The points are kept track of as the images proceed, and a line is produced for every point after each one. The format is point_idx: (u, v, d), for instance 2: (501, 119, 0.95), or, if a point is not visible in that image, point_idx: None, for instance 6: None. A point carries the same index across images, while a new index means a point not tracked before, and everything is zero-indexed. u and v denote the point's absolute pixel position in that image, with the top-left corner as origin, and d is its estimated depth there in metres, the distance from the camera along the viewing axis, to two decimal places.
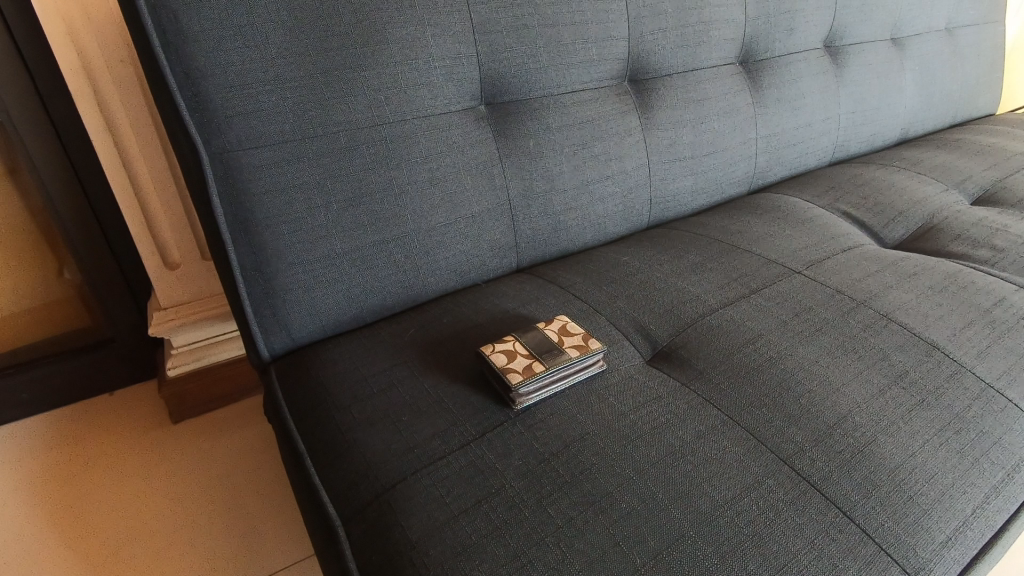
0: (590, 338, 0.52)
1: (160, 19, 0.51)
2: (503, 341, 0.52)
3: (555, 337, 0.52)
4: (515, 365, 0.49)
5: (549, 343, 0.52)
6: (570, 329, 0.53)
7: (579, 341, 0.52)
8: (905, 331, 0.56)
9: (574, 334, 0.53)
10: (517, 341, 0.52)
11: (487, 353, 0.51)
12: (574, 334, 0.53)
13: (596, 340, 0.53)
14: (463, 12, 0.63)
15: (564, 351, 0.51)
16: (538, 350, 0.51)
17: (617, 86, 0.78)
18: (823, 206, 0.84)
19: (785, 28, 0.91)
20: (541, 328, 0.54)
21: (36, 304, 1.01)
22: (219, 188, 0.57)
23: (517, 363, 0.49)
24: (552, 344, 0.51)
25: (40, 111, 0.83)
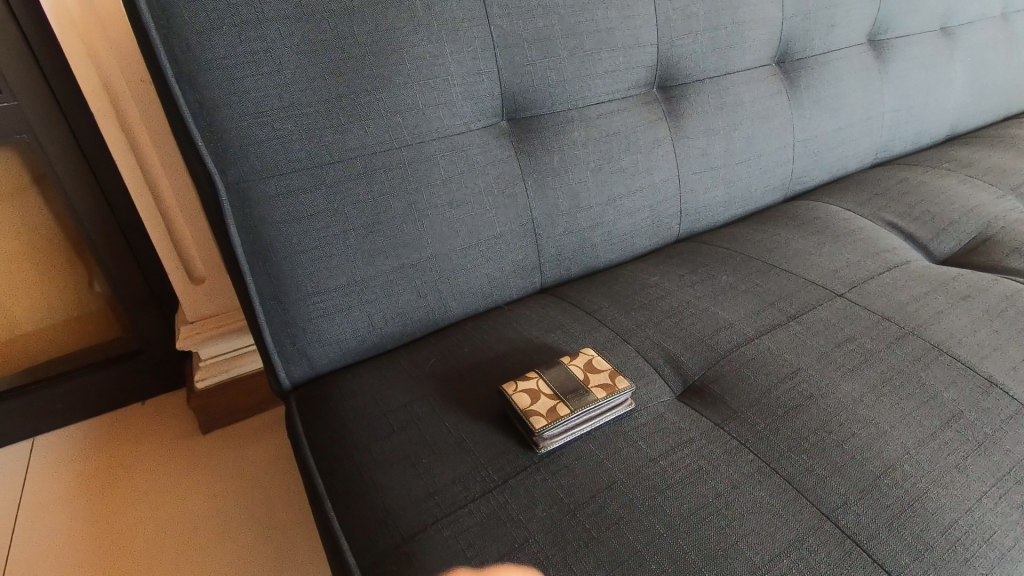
0: (617, 376, 0.50)
1: (172, 49, 0.49)
2: (526, 378, 0.50)
3: (580, 375, 0.50)
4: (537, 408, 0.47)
5: (573, 381, 0.49)
6: (596, 365, 0.51)
7: (606, 379, 0.49)
8: (958, 365, 0.52)
9: (601, 371, 0.50)
10: (541, 379, 0.50)
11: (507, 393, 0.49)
12: (600, 370, 0.50)
13: (623, 375, 0.51)
14: (482, 27, 0.60)
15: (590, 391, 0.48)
16: (563, 391, 0.48)
17: (644, 94, 0.74)
18: (866, 216, 0.79)
19: (825, 24, 0.85)
20: (566, 363, 0.51)
21: (70, 317, 1.04)
22: (236, 219, 0.56)
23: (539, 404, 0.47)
24: (576, 383, 0.49)
25: (65, 130, 0.84)
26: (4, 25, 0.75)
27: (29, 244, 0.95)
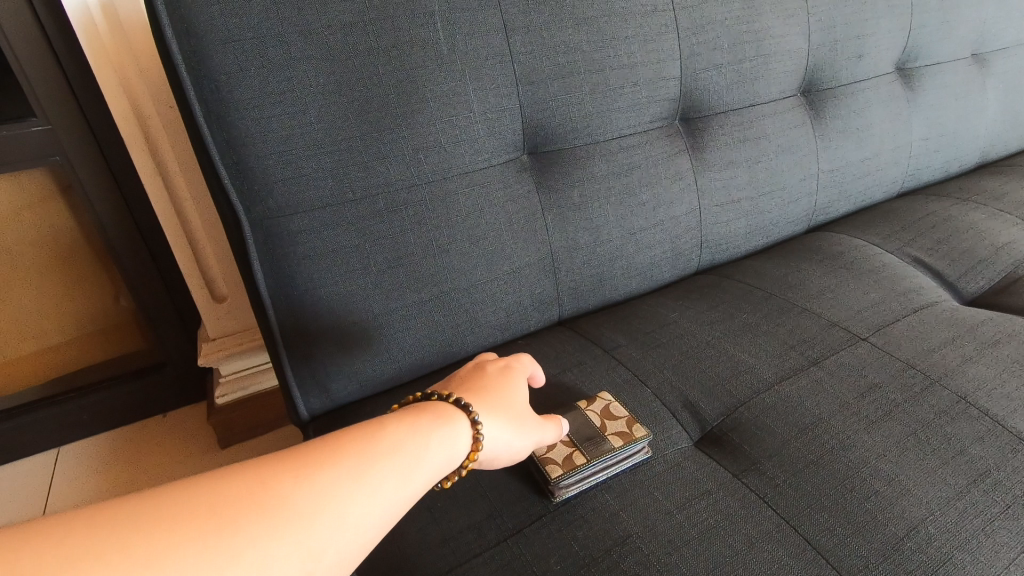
0: (635, 423, 0.50)
1: (202, 90, 0.50)
2: None
3: (595, 421, 0.51)
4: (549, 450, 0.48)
5: (588, 428, 0.51)
6: (613, 411, 0.52)
7: (622, 426, 0.50)
8: (986, 419, 0.51)
9: (617, 417, 0.51)
10: None
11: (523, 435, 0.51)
12: (616, 416, 0.51)
13: (639, 422, 0.51)
14: (506, 64, 0.61)
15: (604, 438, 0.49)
16: (579, 438, 0.49)
17: (667, 127, 0.74)
18: (891, 251, 0.78)
19: (853, 54, 0.84)
20: (583, 410, 0.53)
21: (96, 330, 1.06)
22: (260, 254, 0.56)
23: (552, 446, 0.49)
24: (591, 429, 0.50)
25: (96, 152, 0.86)
26: (39, 51, 0.77)
27: (59, 260, 0.98)
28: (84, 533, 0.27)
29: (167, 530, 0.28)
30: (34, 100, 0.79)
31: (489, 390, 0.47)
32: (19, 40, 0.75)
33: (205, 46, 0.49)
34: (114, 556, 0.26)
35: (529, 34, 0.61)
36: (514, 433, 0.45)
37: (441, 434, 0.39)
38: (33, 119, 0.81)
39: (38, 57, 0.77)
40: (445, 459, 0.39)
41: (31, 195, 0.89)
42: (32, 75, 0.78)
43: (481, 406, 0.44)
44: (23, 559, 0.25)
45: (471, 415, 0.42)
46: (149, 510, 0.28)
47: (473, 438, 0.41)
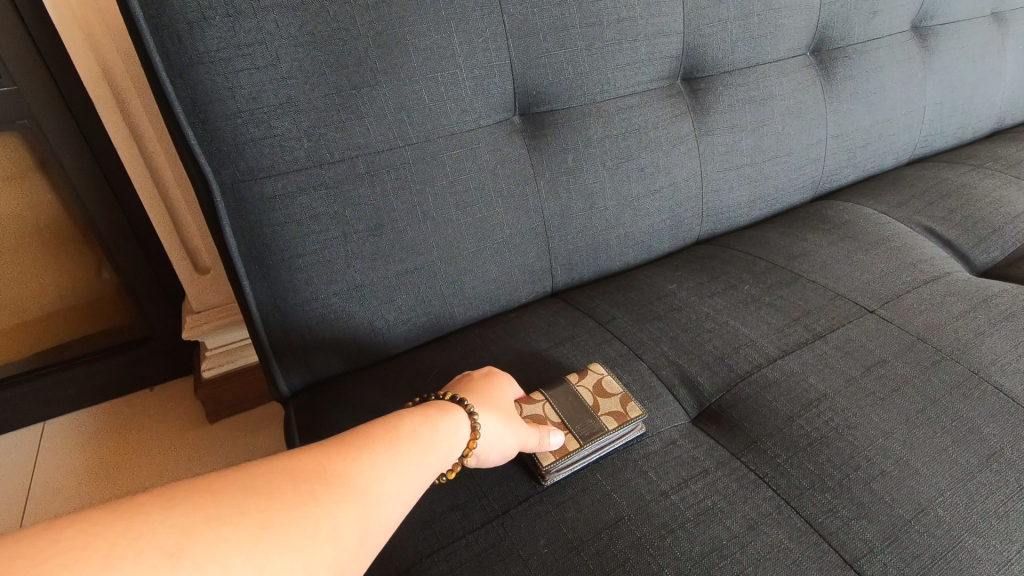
0: (628, 402, 0.48)
1: (161, 40, 0.46)
2: (532, 402, 0.49)
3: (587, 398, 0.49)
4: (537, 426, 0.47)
5: (579, 406, 0.48)
6: (608, 386, 0.49)
7: (615, 404, 0.48)
8: (999, 395, 0.48)
9: (612, 393, 0.49)
10: (547, 404, 0.49)
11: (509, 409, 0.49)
12: (611, 393, 0.49)
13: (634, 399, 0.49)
14: (495, 16, 0.56)
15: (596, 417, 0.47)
16: (569, 419, 0.47)
17: (668, 87, 0.70)
18: (901, 220, 0.74)
19: (867, 10, 0.79)
20: (574, 384, 0.50)
21: (78, 302, 1.03)
22: (232, 221, 0.53)
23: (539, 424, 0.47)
24: (583, 407, 0.48)
25: (67, 116, 0.81)
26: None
27: (35, 230, 0.94)
28: (187, 511, 0.27)
29: (259, 507, 0.28)
30: None
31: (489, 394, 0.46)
32: None
33: None
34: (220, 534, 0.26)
35: None
36: (505, 418, 0.44)
37: (459, 419, 0.42)
38: None
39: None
40: (457, 441, 0.41)
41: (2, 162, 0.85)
42: None
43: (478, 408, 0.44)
44: (142, 538, 0.25)
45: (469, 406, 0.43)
46: (232, 492, 0.28)
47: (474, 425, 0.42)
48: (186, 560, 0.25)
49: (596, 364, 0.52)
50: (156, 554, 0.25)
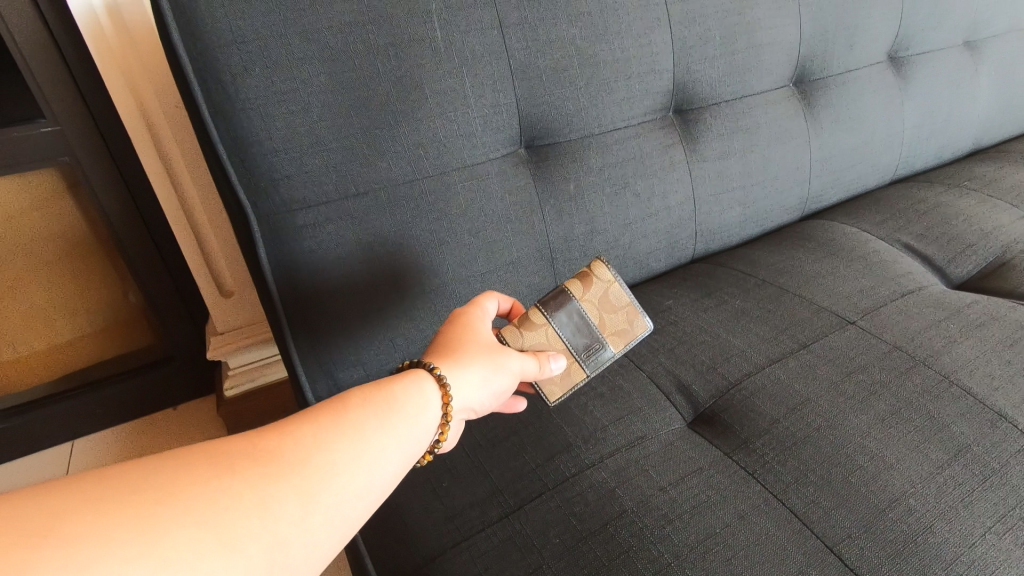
0: (630, 321, 0.56)
1: (209, 92, 0.52)
2: (540, 321, 0.53)
3: (598, 317, 0.55)
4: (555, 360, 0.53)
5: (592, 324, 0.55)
6: (615, 295, 0.56)
7: (626, 323, 0.56)
8: (968, 397, 0.53)
9: (620, 308, 0.56)
10: (556, 325, 0.54)
11: (513, 334, 0.53)
12: (618, 307, 0.56)
13: (637, 309, 0.57)
14: (503, 61, 0.62)
15: (612, 339, 0.56)
16: (577, 343, 0.54)
17: (661, 119, 0.76)
18: (883, 237, 0.80)
19: (845, 44, 0.85)
20: (582, 299, 0.55)
21: (107, 325, 1.09)
22: (267, 250, 0.58)
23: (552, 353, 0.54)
24: (596, 328, 0.55)
25: (104, 152, 0.87)
26: (46, 53, 0.77)
27: (70, 258, 1.00)
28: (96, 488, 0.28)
29: (169, 486, 0.30)
30: (44, 104, 0.81)
31: (461, 353, 0.46)
32: (27, 43, 0.76)
33: (211, 49, 0.51)
34: (153, 491, 0.29)
35: (525, 30, 0.63)
36: (482, 375, 0.46)
37: (423, 392, 0.42)
38: (41, 120, 0.82)
39: (45, 59, 0.78)
40: (425, 409, 0.42)
41: (41, 196, 0.91)
42: (40, 77, 0.79)
43: (449, 367, 0.45)
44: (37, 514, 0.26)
45: (436, 369, 0.44)
46: (160, 468, 0.31)
47: (445, 392, 0.43)
48: (69, 537, 0.26)
49: (602, 273, 0.56)
50: (39, 529, 0.26)
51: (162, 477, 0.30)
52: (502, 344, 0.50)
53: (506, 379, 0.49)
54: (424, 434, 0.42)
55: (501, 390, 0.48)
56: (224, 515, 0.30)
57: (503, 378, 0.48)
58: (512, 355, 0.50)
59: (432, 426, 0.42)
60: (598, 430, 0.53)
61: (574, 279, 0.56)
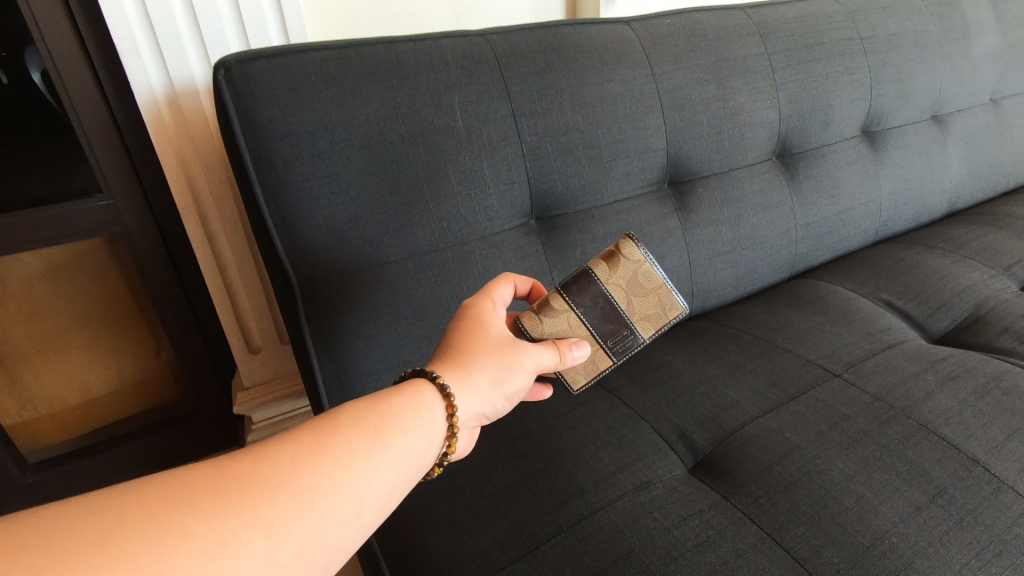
0: (660, 305, 0.59)
1: (264, 177, 0.60)
2: (563, 310, 0.57)
3: (624, 299, 0.59)
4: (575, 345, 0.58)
5: (620, 307, 0.59)
6: (643, 276, 0.58)
7: (656, 304, 0.59)
8: (944, 444, 0.58)
9: (649, 289, 0.59)
10: (579, 312, 0.58)
11: (532, 321, 0.58)
12: (648, 289, 0.59)
13: (667, 288, 0.59)
14: (516, 146, 0.71)
15: (641, 320, 0.59)
16: (602, 327, 0.58)
17: (657, 191, 0.84)
18: (865, 295, 0.86)
19: (820, 122, 0.95)
20: (608, 284, 0.58)
21: (136, 381, 1.15)
22: (306, 313, 0.65)
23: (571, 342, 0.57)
24: (623, 312, 0.59)
25: (151, 222, 0.95)
26: (109, 137, 0.87)
27: (109, 317, 1.07)
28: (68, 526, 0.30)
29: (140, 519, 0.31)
30: (102, 180, 0.89)
31: (468, 363, 0.49)
32: (93, 128, 0.85)
33: (269, 142, 0.59)
34: (124, 528, 0.30)
35: (534, 119, 0.72)
36: (491, 382, 0.49)
37: (416, 412, 0.44)
38: (98, 195, 0.90)
39: (107, 142, 0.87)
40: (413, 431, 0.43)
41: (89, 262, 0.99)
42: (102, 158, 0.87)
43: (455, 380, 0.47)
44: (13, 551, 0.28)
45: (440, 380, 0.46)
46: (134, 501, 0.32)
47: (449, 404, 0.45)
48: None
49: (631, 254, 0.58)
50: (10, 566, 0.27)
51: (158, 496, 0.32)
52: (512, 340, 0.52)
53: (514, 377, 0.51)
54: (426, 446, 0.44)
55: (509, 389, 0.51)
56: (216, 537, 0.32)
57: (512, 377, 0.51)
58: (523, 352, 0.52)
59: (430, 440, 0.44)
60: (606, 475, 0.58)
61: (601, 260, 0.59)
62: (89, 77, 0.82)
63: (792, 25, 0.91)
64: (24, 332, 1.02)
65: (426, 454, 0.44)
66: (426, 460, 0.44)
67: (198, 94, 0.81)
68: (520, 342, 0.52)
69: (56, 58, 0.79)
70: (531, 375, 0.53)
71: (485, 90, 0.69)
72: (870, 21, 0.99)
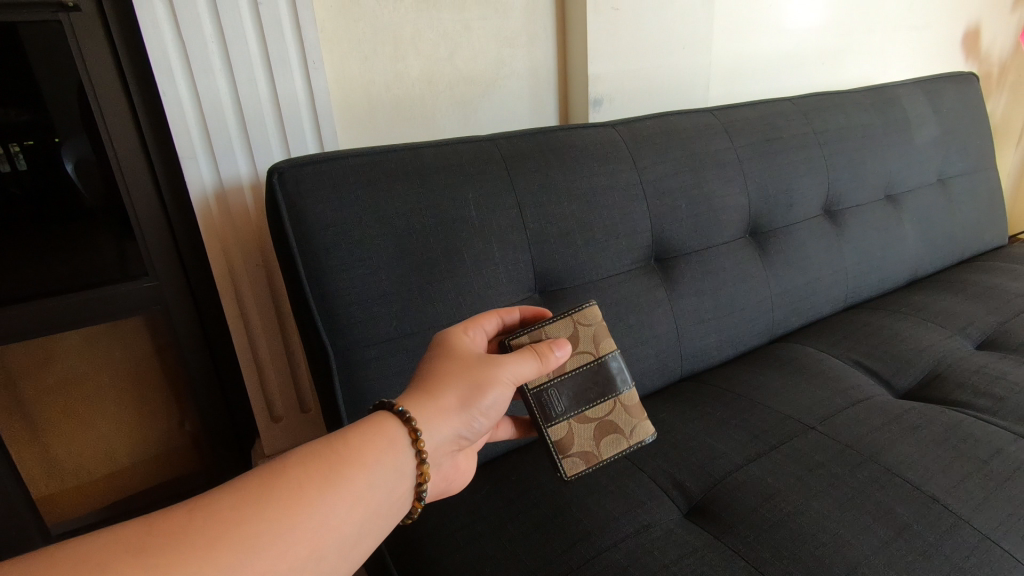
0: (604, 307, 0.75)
1: (309, 263, 0.70)
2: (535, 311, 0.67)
3: (599, 389, 0.67)
4: (576, 459, 0.65)
5: (597, 395, 0.66)
6: (599, 346, 0.67)
7: (624, 379, 0.68)
8: (908, 485, 0.66)
9: None
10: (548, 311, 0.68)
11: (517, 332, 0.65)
12: None
13: (620, 357, 0.69)
14: (521, 232, 0.83)
15: (621, 414, 0.67)
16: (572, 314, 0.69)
17: (645, 267, 0.95)
18: (837, 356, 0.96)
19: (785, 204, 1.08)
20: None
21: (160, 452, 1.20)
22: (341, 379, 0.73)
23: (540, 351, 0.61)
24: (599, 410, 0.67)
25: (189, 301, 1.04)
26: (160, 227, 0.97)
27: (140, 391, 1.14)
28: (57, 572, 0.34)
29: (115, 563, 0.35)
30: (150, 265, 0.99)
31: (433, 392, 0.54)
32: (146, 220, 0.96)
33: (314, 233, 0.70)
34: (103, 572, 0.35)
35: (536, 208, 0.84)
36: (458, 405, 0.55)
37: (377, 446, 0.49)
38: (144, 278, 0.99)
39: (158, 232, 0.98)
40: (374, 463, 0.48)
41: (127, 339, 1.07)
42: (151, 245, 0.97)
43: (419, 412, 0.52)
44: None
45: (400, 409, 0.51)
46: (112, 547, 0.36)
47: (415, 434, 0.51)
48: None
49: (580, 319, 0.67)
50: None
51: (132, 544, 0.37)
52: (480, 361, 0.57)
53: (485, 394, 0.56)
54: (391, 474, 0.49)
55: (481, 408, 0.56)
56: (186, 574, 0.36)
57: (481, 394, 0.55)
58: (492, 369, 0.56)
59: (395, 470, 0.49)
60: (611, 520, 0.65)
61: None
62: (147, 177, 0.94)
63: (753, 124, 1.07)
64: (61, 406, 1.09)
65: (393, 482, 0.49)
66: (392, 491, 0.49)
67: (242, 191, 0.92)
68: (490, 361, 0.57)
69: (122, 162, 0.91)
70: (508, 387, 0.57)
71: (495, 187, 0.82)
72: (821, 118, 1.15)
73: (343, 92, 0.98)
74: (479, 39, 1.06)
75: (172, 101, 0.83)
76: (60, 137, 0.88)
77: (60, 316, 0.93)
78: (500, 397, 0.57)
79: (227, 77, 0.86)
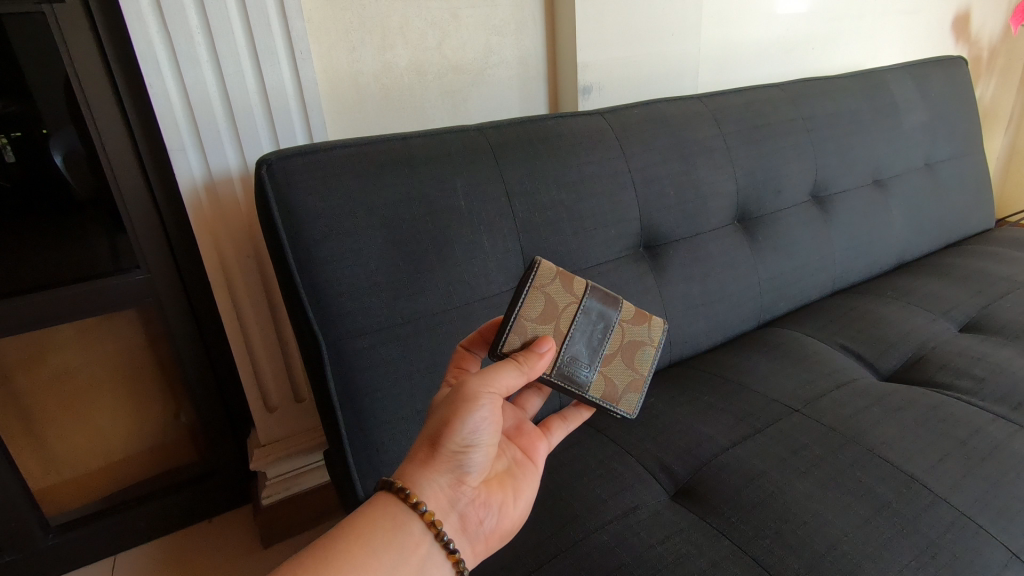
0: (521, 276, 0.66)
1: (298, 254, 0.71)
2: (516, 329, 0.61)
3: (602, 332, 0.66)
4: (629, 395, 0.68)
5: (605, 339, 0.66)
6: (574, 289, 0.64)
7: (613, 303, 0.67)
8: (888, 464, 0.67)
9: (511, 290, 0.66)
10: (522, 321, 0.61)
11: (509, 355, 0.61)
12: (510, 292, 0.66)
13: (595, 285, 0.66)
14: (510, 221, 0.83)
15: (631, 334, 0.68)
16: (531, 305, 0.62)
17: (633, 254, 0.96)
18: (824, 341, 0.97)
19: (773, 190, 1.09)
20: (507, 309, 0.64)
21: (157, 445, 1.21)
22: (333, 368, 0.74)
23: (508, 363, 0.57)
24: (614, 348, 0.67)
25: (182, 293, 1.05)
26: (150, 219, 0.97)
27: (134, 384, 1.14)
28: None
29: None
30: (142, 259, 0.99)
31: (412, 456, 0.54)
32: (136, 212, 0.96)
33: (302, 226, 0.70)
34: None
35: (525, 197, 0.85)
36: (443, 457, 0.53)
37: (373, 522, 0.50)
38: (137, 270, 1.00)
39: (148, 224, 0.98)
40: (371, 537, 0.49)
41: (120, 331, 1.07)
42: (142, 237, 0.98)
43: (405, 479, 0.52)
44: None
45: (385, 481, 0.52)
46: None
47: (406, 498, 0.51)
48: None
49: (543, 282, 0.62)
50: None
51: None
52: (448, 400, 0.54)
53: (456, 428, 0.53)
54: (397, 537, 0.50)
55: (463, 442, 0.53)
56: None
57: (451, 432, 0.53)
58: (455, 404, 0.53)
59: (397, 536, 0.50)
60: (600, 503, 0.66)
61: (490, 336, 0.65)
62: (137, 169, 0.94)
63: (741, 111, 1.07)
64: (57, 400, 1.09)
65: (400, 545, 0.49)
66: (403, 553, 0.49)
67: (232, 182, 0.91)
68: (455, 396, 0.54)
69: (110, 153, 0.91)
70: (483, 408, 0.53)
71: (483, 177, 0.82)
72: (809, 105, 1.15)
73: (331, 84, 0.98)
74: (467, 28, 1.06)
75: (159, 93, 0.83)
76: (48, 129, 0.88)
77: (53, 308, 0.95)
78: (476, 423, 0.53)
79: (214, 69, 0.85)
